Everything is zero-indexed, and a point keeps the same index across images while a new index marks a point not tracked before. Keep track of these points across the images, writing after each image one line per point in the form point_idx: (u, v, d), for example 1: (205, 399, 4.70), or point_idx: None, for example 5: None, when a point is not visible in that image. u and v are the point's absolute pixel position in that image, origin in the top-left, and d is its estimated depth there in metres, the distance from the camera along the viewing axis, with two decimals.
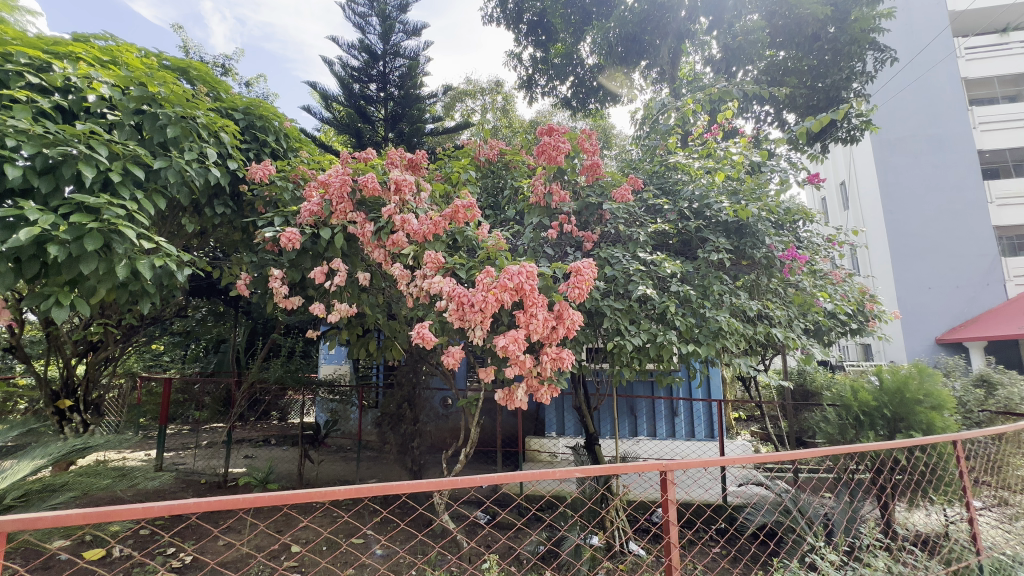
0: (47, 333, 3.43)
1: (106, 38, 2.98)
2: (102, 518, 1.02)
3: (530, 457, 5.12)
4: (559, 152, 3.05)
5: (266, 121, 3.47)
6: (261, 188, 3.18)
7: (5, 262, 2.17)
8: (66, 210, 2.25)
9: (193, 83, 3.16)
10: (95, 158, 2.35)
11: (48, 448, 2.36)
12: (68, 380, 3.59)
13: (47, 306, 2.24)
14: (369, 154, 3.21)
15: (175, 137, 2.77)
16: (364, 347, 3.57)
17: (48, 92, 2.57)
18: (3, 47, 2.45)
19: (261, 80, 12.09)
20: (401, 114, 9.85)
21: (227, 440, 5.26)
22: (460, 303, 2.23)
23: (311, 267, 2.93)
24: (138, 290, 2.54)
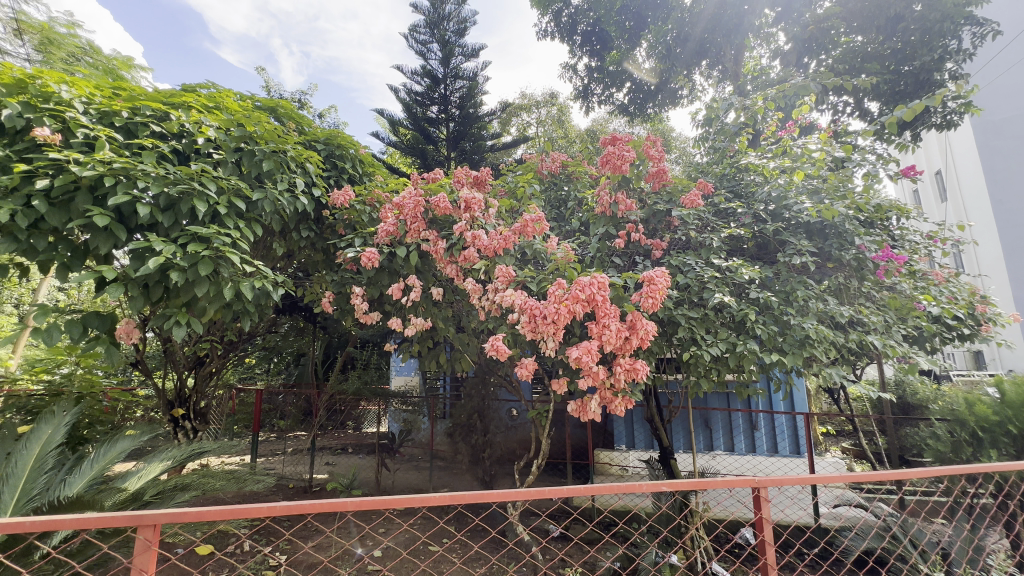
0: (165, 349, 3.87)
1: (209, 86, 3.35)
2: (232, 516, 1.14)
3: (601, 470, 5.01)
4: (624, 161, 3.03)
5: (344, 149, 3.75)
6: (341, 212, 3.43)
7: (138, 288, 2.48)
8: (184, 240, 2.55)
9: (283, 119, 3.48)
10: (207, 193, 2.66)
11: (173, 451, 2.65)
12: (180, 391, 4.01)
13: (169, 325, 2.54)
14: (437, 174, 3.36)
15: (270, 170, 3.06)
16: (435, 359, 3.71)
17: (166, 138, 2.92)
18: (132, 103, 2.83)
19: (333, 111, 13.04)
20: (463, 133, 10.25)
21: (313, 448, 5.63)
22: (532, 315, 2.26)
23: (388, 284, 3.10)
24: (241, 309, 2.82)
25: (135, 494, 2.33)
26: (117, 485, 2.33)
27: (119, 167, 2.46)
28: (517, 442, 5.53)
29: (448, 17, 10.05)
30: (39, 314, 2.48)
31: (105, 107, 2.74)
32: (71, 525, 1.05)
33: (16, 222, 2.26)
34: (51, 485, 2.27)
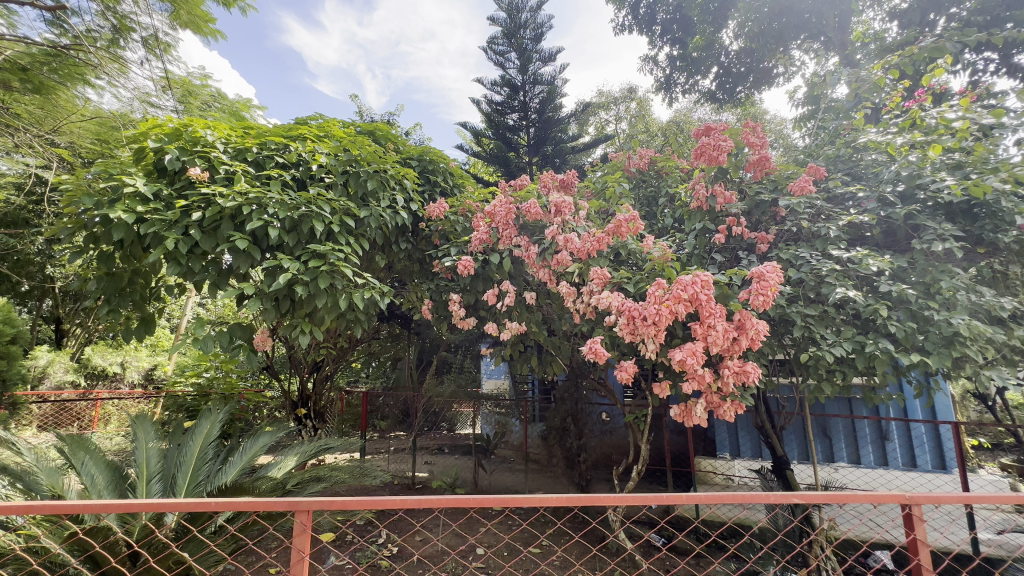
0: (290, 355, 4.34)
1: (318, 118, 3.72)
2: (368, 506, 1.24)
3: (703, 479, 4.75)
4: (721, 151, 2.82)
5: (436, 164, 3.96)
6: (437, 223, 3.64)
7: (271, 301, 2.81)
8: (306, 257, 2.86)
9: (382, 141, 3.77)
10: (323, 214, 2.96)
11: (302, 446, 2.97)
12: (302, 392, 4.47)
13: (295, 333, 2.85)
14: (524, 181, 3.44)
15: (374, 189, 3.34)
16: (528, 362, 3.77)
17: (288, 167, 3.30)
18: (260, 139, 3.24)
19: (418, 128, 13.73)
20: (544, 137, 10.41)
21: (414, 447, 5.95)
22: (630, 317, 2.21)
23: (483, 290, 3.21)
24: (353, 318, 3.08)
25: (279, 483, 2.66)
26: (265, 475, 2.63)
27: (253, 197, 2.82)
28: (612, 446, 5.42)
29: (525, 24, 10.18)
30: (198, 326, 2.91)
31: (239, 144, 3.16)
32: (244, 508, 1.20)
33: (178, 248, 2.67)
34: (211, 473, 2.68)
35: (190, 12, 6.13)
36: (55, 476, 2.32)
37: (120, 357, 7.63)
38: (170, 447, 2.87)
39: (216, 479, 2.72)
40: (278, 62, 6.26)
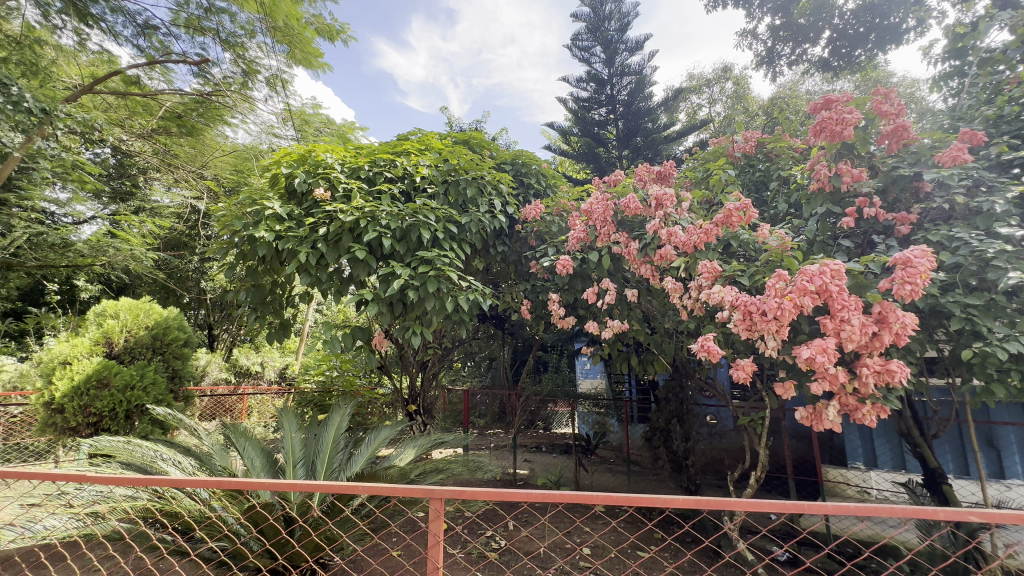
0: (400, 355, 4.68)
1: (417, 132, 3.97)
2: (503, 497, 1.27)
3: (833, 490, 4.28)
4: (845, 125, 2.52)
5: (529, 166, 4.04)
6: (533, 224, 3.70)
7: (387, 305, 3.05)
8: (415, 263, 3.07)
9: (477, 149, 3.93)
10: (429, 223, 3.16)
11: (419, 441, 3.19)
12: (411, 389, 4.79)
13: (408, 334, 3.07)
14: (619, 175, 3.38)
15: (473, 196, 3.50)
16: (630, 361, 3.68)
17: (396, 181, 3.57)
18: (371, 158, 3.55)
19: (505, 132, 13.99)
20: (634, 129, 10.10)
21: (515, 444, 6.08)
22: (747, 312, 2.08)
23: (582, 288, 3.20)
24: (459, 319, 3.25)
25: (405, 472, 2.88)
26: (392, 465, 2.86)
27: (368, 211, 3.09)
28: (723, 450, 5.08)
29: (609, 16, 9.96)
30: (327, 329, 3.25)
31: (354, 164, 3.47)
32: (387, 494, 1.32)
33: (309, 260, 3.01)
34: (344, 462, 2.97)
35: (303, 51, 6.87)
36: (226, 458, 2.72)
37: (260, 358, 8.81)
38: (308, 436, 3.24)
39: (347, 467, 3.01)
40: (371, 83, 6.48)
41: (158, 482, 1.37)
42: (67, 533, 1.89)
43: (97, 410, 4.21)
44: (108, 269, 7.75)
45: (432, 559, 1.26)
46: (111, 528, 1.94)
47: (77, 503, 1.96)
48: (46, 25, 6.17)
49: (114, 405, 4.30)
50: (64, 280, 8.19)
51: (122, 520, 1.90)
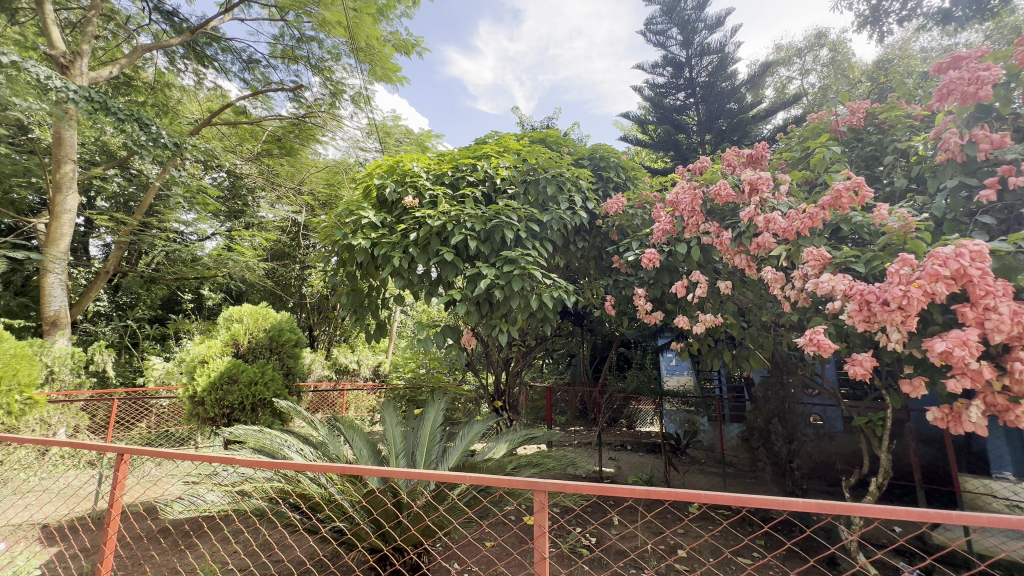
0: (485, 352, 4.83)
1: (494, 135, 4.08)
2: (608, 492, 1.27)
3: (974, 503, 3.75)
4: (980, 85, 2.20)
5: (607, 160, 4.00)
6: (614, 219, 3.64)
7: (474, 304, 3.17)
8: (500, 263, 3.16)
9: (554, 147, 3.96)
10: (511, 222, 3.23)
11: (510, 435, 3.28)
12: (497, 385, 4.92)
13: (495, 332, 3.16)
14: (706, 161, 3.23)
15: (553, 194, 3.52)
16: (724, 357, 3.49)
17: (477, 184, 3.69)
18: (453, 163, 3.71)
19: (577, 127, 13.80)
20: (717, 111, 9.52)
21: (600, 441, 6.01)
22: (864, 302, 1.90)
23: (670, 282, 3.10)
24: (543, 316, 3.29)
25: (501, 464, 2.97)
26: (487, 458, 2.97)
27: (453, 214, 3.24)
28: (834, 454, 4.65)
29: None
30: (421, 328, 3.45)
31: (438, 170, 3.66)
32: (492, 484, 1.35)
33: (402, 264, 3.19)
34: (440, 455, 3.13)
35: (383, 67, 7.47)
36: (338, 448, 2.98)
37: (356, 357, 9.53)
38: (407, 429, 3.44)
39: (443, 459, 3.17)
40: (444, 90, 6.62)
41: (290, 466, 1.51)
42: (217, 507, 2.19)
43: (230, 402, 4.83)
44: (228, 279, 8.85)
45: (538, 548, 1.29)
46: (254, 505, 2.22)
47: (224, 482, 2.25)
48: (173, 70, 7.88)
49: (243, 398, 4.90)
50: (195, 290, 9.44)
51: (259, 498, 2.16)
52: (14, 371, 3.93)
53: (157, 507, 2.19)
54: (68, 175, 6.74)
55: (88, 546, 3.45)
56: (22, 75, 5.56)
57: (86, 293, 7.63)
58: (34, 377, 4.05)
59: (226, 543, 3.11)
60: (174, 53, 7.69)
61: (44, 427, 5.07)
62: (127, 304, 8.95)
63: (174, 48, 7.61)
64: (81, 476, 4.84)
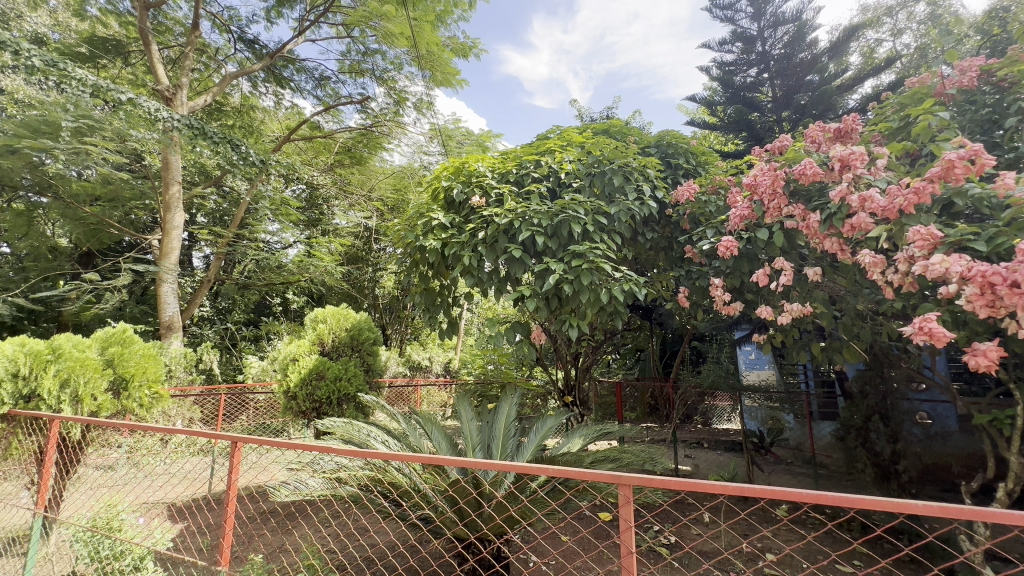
0: (554, 347, 4.84)
1: (555, 130, 4.07)
2: (698, 488, 1.22)
3: None
4: None
5: (676, 147, 3.85)
6: (686, 206, 3.50)
7: (543, 300, 3.17)
8: (567, 257, 3.14)
9: (619, 136, 3.89)
10: (578, 217, 3.21)
11: (584, 431, 3.30)
12: (567, 381, 4.91)
13: (566, 327, 3.16)
14: (785, 140, 3.02)
15: (619, 185, 3.45)
16: (813, 349, 3.26)
17: (542, 180, 3.70)
18: (518, 161, 3.75)
19: (638, 114, 13.37)
20: (795, 85, 8.83)
21: (675, 438, 5.81)
22: (986, 285, 1.68)
23: (750, 271, 2.93)
24: (613, 311, 3.23)
25: (578, 459, 2.98)
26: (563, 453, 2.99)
27: (520, 211, 3.27)
28: (947, 455, 4.18)
29: None
30: (492, 324, 3.53)
31: (503, 169, 3.71)
32: (573, 477, 1.32)
33: (472, 263, 3.26)
34: (516, 449, 3.19)
35: (443, 72, 7.73)
36: (420, 440, 3.12)
37: (428, 354, 9.93)
38: (482, 423, 3.54)
39: (518, 454, 3.24)
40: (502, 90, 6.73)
41: (378, 455, 1.57)
42: (317, 492, 2.36)
43: (318, 397, 5.19)
44: (311, 283, 9.53)
45: (624, 543, 1.28)
46: (348, 493, 2.37)
47: (323, 469, 2.44)
48: (256, 93, 8.62)
49: (329, 393, 5.26)
50: (282, 294, 10.27)
51: (353, 485, 2.33)
52: (145, 370, 4.10)
53: (267, 491, 2.39)
54: (175, 196, 7.57)
55: (208, 524, 3.89)
56: (137, 109, 6.38)
57: (193, 300, 8.53)
58: (161, 374, 4.26)
59: (322, 527, 3.36)
60: (256, 77, 8.42)
61: (165, 419, 5.74)
62: (226, 309, 9.91)
63: (256, 73, 8.32)
64: (197, 462, 5.45)
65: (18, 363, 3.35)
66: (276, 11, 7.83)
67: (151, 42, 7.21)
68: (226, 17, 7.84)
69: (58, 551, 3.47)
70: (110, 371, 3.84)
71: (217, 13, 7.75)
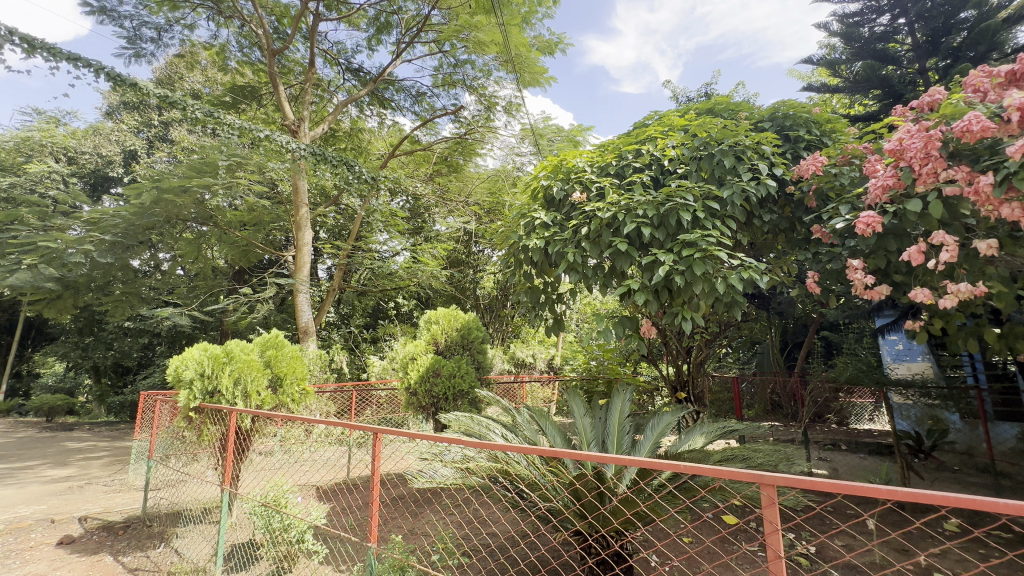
0: (664, 341, 4.68)
1: (653, 115, 3.92)
2: (856, 491, 1.10)
3: None
4: None
5: (796, 117, 3.51)
6: (811, 182, 3.18)
7: (653, 293, 3.07)
8: (677, 247, 3.01)
9: (726, 115, 3.64)
10: (687, 204, 3.07)
11: (706, 427, 3.14)
12: (680, 376, 4.71)
13: (678, 320, 3.02)
14: (938, 93, 2.60)
15: (730, 166, 3.23)
16: (988, 336, 2.79)
17: (644, 169, 3.59)
18: (618, 153, 3.68)
19: (740, 86, 12.33)
20: (943, 27, 7.39)
21: (807, 439, 5.27)
22: None
23: (898, 249, 2.58)
24: (731, 301, 3.04)
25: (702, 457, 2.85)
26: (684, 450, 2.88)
27: (623, 204, 3.20)
28: None
29: None
30: (600, 321, 3.51)
31: (602, 162, 3.66)
32: (706, 474, 1.24)
33: (576, 259, 3.25)
34: (631, 445, 3.14)
35: (530, 73, 7.79)
36: (536, 434, 3.20)
37: (531, 351, 10.12)
38: (595, 419, 3.53)
39: (635, 450, 3.19)
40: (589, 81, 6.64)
41: (503, 449, 1.62)
42: (449, 481, 2.58)
43: (436, 392, 5.59)
44: (418, 287, 10.24)
45: (771, 546, 1.20)
46: (474, 484, 2.51)
47: (452, 459, 2.63)
48: (362, 116, 9.49)
49: (445, 389, 5.63)
50: (394, 299, 11.15)
51: (480, 476, 2.47)
52: (294, 369, 4.71)
53: (407, 477, 2.70)
54: (304, 216, 8.64)
55: (353, 506, 4.40)
56: (271, 143, 7.39)
57: (323, 307, 9.62)
58: (308, 373, 4.82)
59: (447, 514, 3.62)
60: (362, 102, 9.28)
61: (308, 414, 6.56)
62: (348, 314, 11.02)
63: (362, 98, 9.17)
64: (335, 451, 6.16)
65: (204, 365, 4.11)
66: (376, 38, 8.52)
67: (279, 84, 8.26)
68: (335, 52, 8.80)
69: (240, 523, 4.16)
70: (268, 370, 4.48)
71: (328, 49, 8.73)
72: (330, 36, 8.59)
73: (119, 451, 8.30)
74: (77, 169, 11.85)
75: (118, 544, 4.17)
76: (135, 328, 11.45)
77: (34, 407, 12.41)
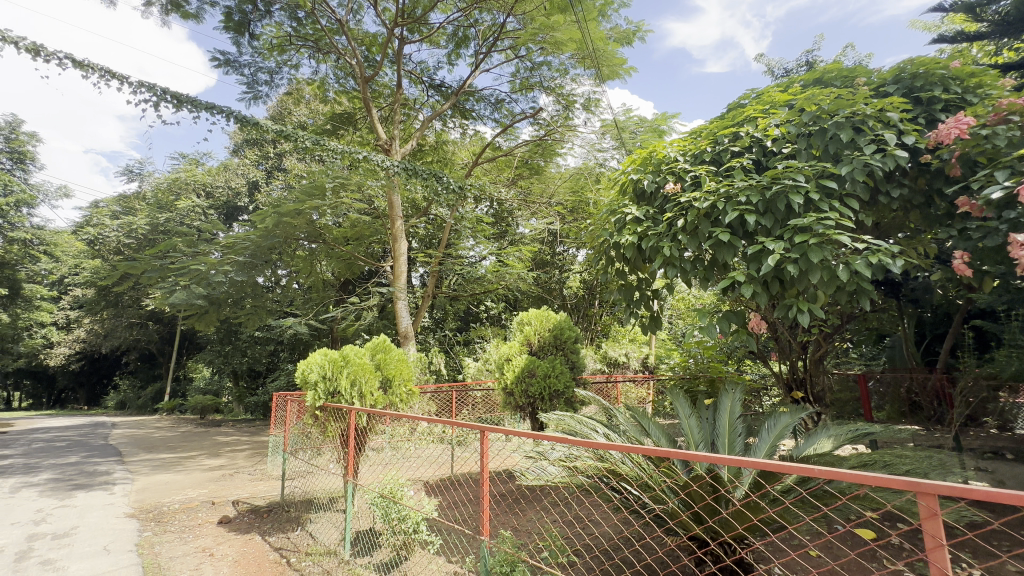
0: (774, 336, 4.33)
1: (750, 94, 3.65)
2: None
3: None
4: None
5: (927, 76, 3.07)
6: (953, 149, 2.77)
7: (762, 284, 2.85)
8: (788, 233, 2.77)
9: (838, 83, 3.29)
10: (798, 185, 2.82)
11: (833, 430, 2.85)
12: (796, 374, 4.32)
13: (792, 312, 2.77)
14: None
15: (847, 140, 2.91)
16: None
17: (743, 153, 3.36)
18: (712, 138, 3.48)
19: (850, 49, 10.99)
20: None
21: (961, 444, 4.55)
22: None
23: None
24: (857, 289, 2.73)
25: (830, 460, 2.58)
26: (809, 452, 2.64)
27: (723, 191, 3.02)
28: None
29: None
30: (702, 316, 3.33)
31: (696, 150, 3.48)
32: (848, 479, 1.12)
33: (673, 252, 3.11)
34: (746, 447, 2.95)
35: (609, 66, 7.65)
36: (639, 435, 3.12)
37: (623, 349, 9.84)
38: (702, 420, 3.35)
39: (750, 454, 2.98)
40: None
41: (612, 447, 1.59)
42: (555, 479, 2.59)
43: (532, 393, 5.67)
44: (507, 289, 10.47)
45: (935, 563, 1.06)
46: (579, 483, 2.51)
47: (556, 458, 2.64)
48: (446, 129, 9.94)
49: (541, 390, 5.69)
50: (484, 303, 11.49)
51: (585, 475, 2.46)
52: (401, 371, 5.07)
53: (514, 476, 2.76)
54: (400, 228, 9.25)
55: (460, 500, 4.62)
56: (367, 163, 8.02)
57: (420, 312, 10.22)
58: (412, 375, 5.16)
59: (551, 515, 3.64)
60: (446, 116, 9.73)
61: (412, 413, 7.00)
62: (442, 319, 11.56)
63: (445, 112, 9.62)
64: (439, 449, 6.50)
65: (325, 368, 4.58)
66: (456, 53, 8.88)
67: (371, 107, 8.95)
68: (419, 71, 9.32)
69: (362, 512, 4.56)
70: (377, 373, 4.86)
71: (413, 70, 9.29)
72: (413, 57, 9.14)
73: (257, 445, 9.47)
74: (214, 201, 13.78)
75: (264, 525, 4.77)
76: (264, 337, 13.02)
77: (191, 406, 14.60)
